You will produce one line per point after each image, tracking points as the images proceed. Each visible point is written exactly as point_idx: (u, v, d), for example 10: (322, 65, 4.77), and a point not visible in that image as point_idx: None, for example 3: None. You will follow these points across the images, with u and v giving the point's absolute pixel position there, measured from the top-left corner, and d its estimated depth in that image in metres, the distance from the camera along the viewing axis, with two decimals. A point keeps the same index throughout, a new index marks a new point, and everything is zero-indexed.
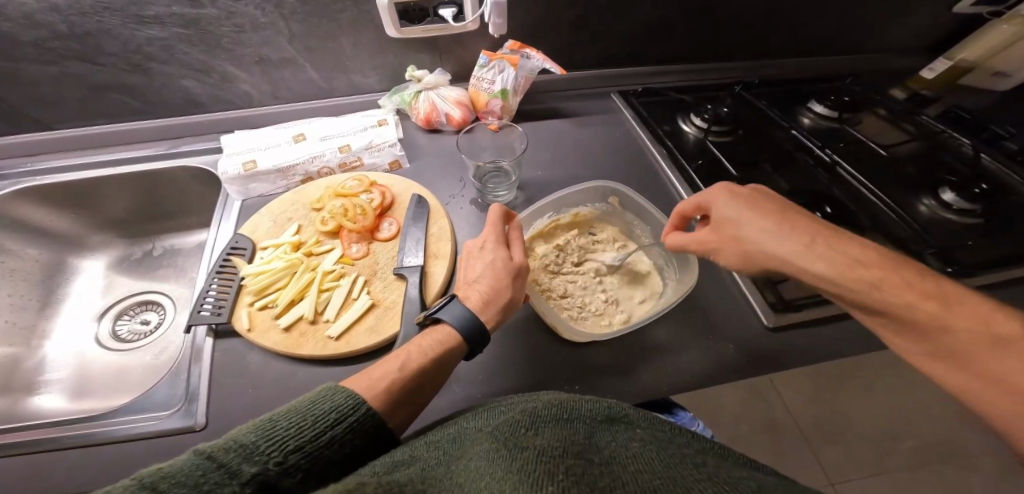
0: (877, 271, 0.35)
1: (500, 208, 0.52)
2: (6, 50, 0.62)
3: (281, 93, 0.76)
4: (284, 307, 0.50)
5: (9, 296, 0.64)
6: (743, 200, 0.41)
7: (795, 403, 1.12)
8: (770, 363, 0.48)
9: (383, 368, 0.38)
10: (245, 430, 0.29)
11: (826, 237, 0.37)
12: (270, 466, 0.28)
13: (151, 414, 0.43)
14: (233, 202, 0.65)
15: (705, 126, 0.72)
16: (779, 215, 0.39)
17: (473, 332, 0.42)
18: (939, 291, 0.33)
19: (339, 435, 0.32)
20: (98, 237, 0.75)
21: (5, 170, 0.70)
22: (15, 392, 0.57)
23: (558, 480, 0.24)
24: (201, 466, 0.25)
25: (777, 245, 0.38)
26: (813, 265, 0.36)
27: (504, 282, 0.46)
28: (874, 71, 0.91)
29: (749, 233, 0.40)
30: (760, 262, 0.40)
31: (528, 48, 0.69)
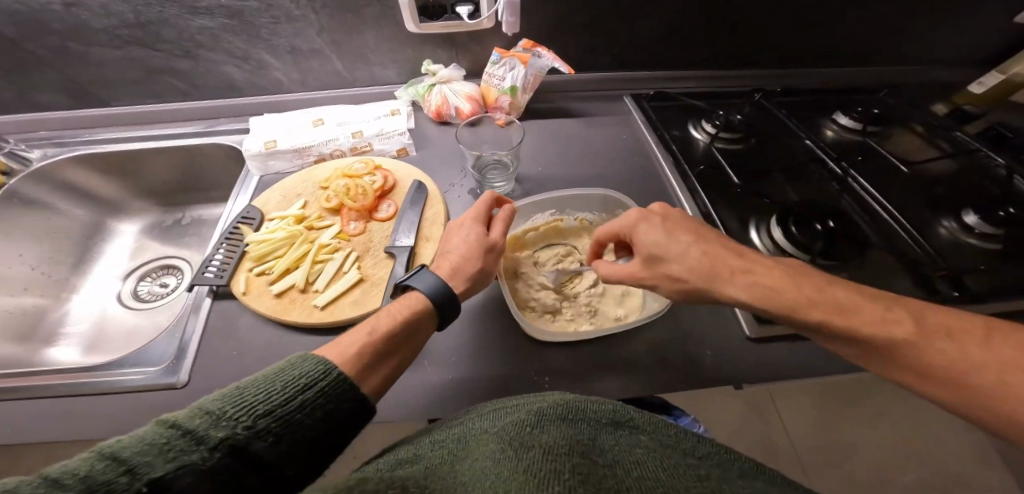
0: (795, 294, 0.37)
1: (493, 194, 0.54)
2: (80, 35, 0.70)
3: (309, 81, 0.81)
4: (279, 274, 0.53)
5: (48, 250, 0.72)
6: (660, 228, 0.43)
7: (797, 426, 1.06)
8: (746, 375, 0.47)
9: (353, 336, 0.40)
10: (213, 399, 0.30)
11: (740, 267, 0.39)
12: (239, 430, 0.29)
13: (142, 368, 0.47)
14: (252, 177, 0.69)
15: (713, 132, 0.71)
16: (697, 236, 0.42)
17: (442, 299, 0.44)
18: (844, 303, 0.35)
19: (310, 400, 0.33)
20: (136, 204, 0.83)
21: (68, 139, 0.78)
22: (33, 341, 0.64)
23: (564, 479, 0.25)
24: (165, 435, 0.26)
25: (704, 275, 0.40)
26: (734, 293, 0.39)
27: (476, 257, 0.48)
28: (914, 83, 0.86)
29: (680, 270, 0.41)
30: (696, 294, 0.41)
31: (540, 47, 0.71)
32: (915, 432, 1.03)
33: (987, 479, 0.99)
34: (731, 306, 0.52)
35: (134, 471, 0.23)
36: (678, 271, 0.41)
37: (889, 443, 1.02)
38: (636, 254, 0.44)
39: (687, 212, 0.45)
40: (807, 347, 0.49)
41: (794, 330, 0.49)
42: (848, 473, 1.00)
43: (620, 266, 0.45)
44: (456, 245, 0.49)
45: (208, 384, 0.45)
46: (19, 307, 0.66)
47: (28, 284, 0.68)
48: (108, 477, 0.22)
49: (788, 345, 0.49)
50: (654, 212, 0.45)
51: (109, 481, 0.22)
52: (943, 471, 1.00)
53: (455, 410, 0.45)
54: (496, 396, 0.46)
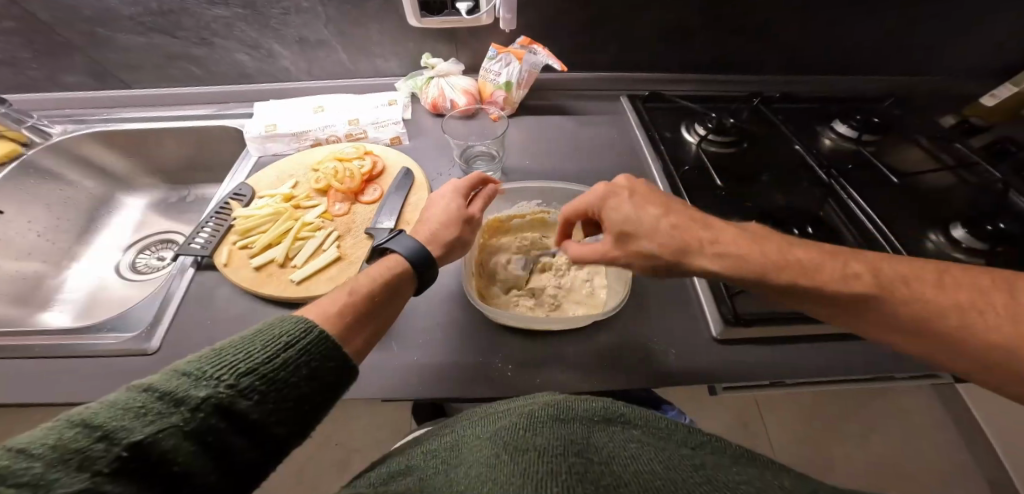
0: (765, 260, 0.37)
1: (479, 174, 0.55)
2: (106, 21, 0.73)
3: (314, 71, 0.84)
4: (260, 249, 0.55)
5: (55, 218, 0.76)
6: (628, 202, 0.41)
7: (779, 438, 1.04)
8: (709, 375, 0.46)
9: (333, 296, 0.39)
10: (192, 360, 0.29)
11: (709, 237, 0.38)
12: (221, 389, 0.27)
13: (118, 333, 0.49)
14: (251, 157, 0.72)
15: (704, 134, 0.70)
16: (664, 204, 0.41)
17: (418, 258, 0.46)
18: (809, 264, 0.36)
19: (294, 358, 0.31)
20: (145, 180, 0.87)
21: (86, 117, 0.82)
22: (29, 305, 0.68)
23: (561, 481, 0.25)
24: (140, 399, 0.25)
25: (675, 249, 0.38)
26: (709, 264, 0.37)
27: (455, 228, 0.50)
28: (924, 94, 0.83)
29: (650, 246, 0.39)
30: (669, 267, 0.39)
31: (536, 44, 0.72)
32: (893, 448, 1.04)
33: None
34: (701, 306, 0.52)
35: (110, 437, 0.23)
36: (648, 245, 0.39)
37: (869, 460, 1.02)
38: (608, 230, 0.42)
39: (647, 181, 0.44)
40: (774, 350, 0.48)
41: (760, 333, 0.48)
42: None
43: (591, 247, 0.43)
44: (434, 213, 0.51)
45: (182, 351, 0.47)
46: (21, 272, 0.70)
47: (32, 249, 0.72)
48: (81, 446, 0.22)
49: (752, 347, 0.48)
50: (624, 186, 0.43)
51: (84, 449, 0.22)
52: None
53: (413, 389, 0.45)
54: (456, 379, 0.46)
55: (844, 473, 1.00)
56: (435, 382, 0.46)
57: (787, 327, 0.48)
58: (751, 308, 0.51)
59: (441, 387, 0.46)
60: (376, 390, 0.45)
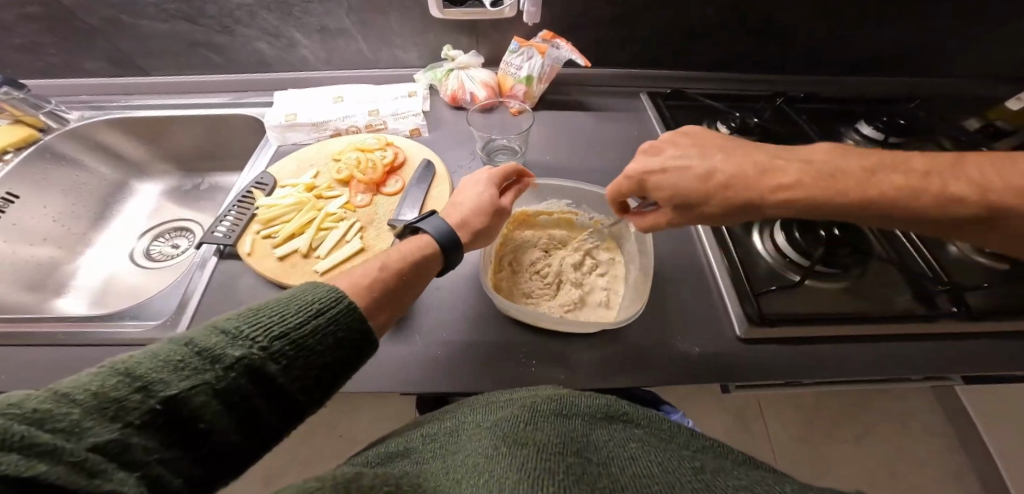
0: (838, 187, 0.37)
1: (515, 166, 0.55)
2: (131, 8, 0.73)
3: (333, 61, 0.83)
4: (284, 239, 0.55)
5: (71, 204, 0.76)
6: (672, 159, 0.43)
7: (783, 439, 1.05)
8: (731, 373, 0.47)
9: (364, 270, 0.40)
10: (230, 318, 0.29)
11: (774, 182, 0.38)
12: (254, 350, 0.27)
13: (142, 321, 0.50)
14: (272, 146, 0.72)
15: (727, 134, 0.70)
16: (709, 151, 0.42)
17: (449, 242, 0.46)
18: (894, 192, 0.35)
19: (324, 326, 0.31)
20: (160, 168, 0.87)
21: (104, 103, 0.82)
22: (44, 292, 0.68)
23: (558, 479, 0.25)
24: (180, 352, 0.25)
25: (733, 201, 0.39)
26: (775, 212, 0.39)
27: (487, 215, 0.50)
28: (948, 96, 0.83)
29: (720, 173, 0.40)
30: (743, 196, 0.39)
31: (559, 38, 0.72)
32: (895, 451, 1.04)
33: None
34: (724, 305, 0.52)
35: (148, 389, 0.23)
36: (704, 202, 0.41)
37: (869, 462, 1.02)
38: (662, 202, 0.44)
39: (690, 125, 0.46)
40: (798, 351, 0.48)
41: (783, 333, 0.48)
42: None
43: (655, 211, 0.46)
44: (467, 198, 0.51)
45: None
46: (36, 257, 0.70)
47: (46, 235, 0.72)
48: (120, 395, 0.22)
49: (775, 347, 0.49)
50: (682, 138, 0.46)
51: (122, 399, 0.22)
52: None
53: (438, 381, 0.46)
54: (481, 372, 0.46)
55: (842, 474, 1.01)
56: (460, 376, 0.46)
57: (810, 328, 0.49)
58: (777, 309, 0.51)
59: (465, 380, 0.46)
60: (401, 382, 0.45)
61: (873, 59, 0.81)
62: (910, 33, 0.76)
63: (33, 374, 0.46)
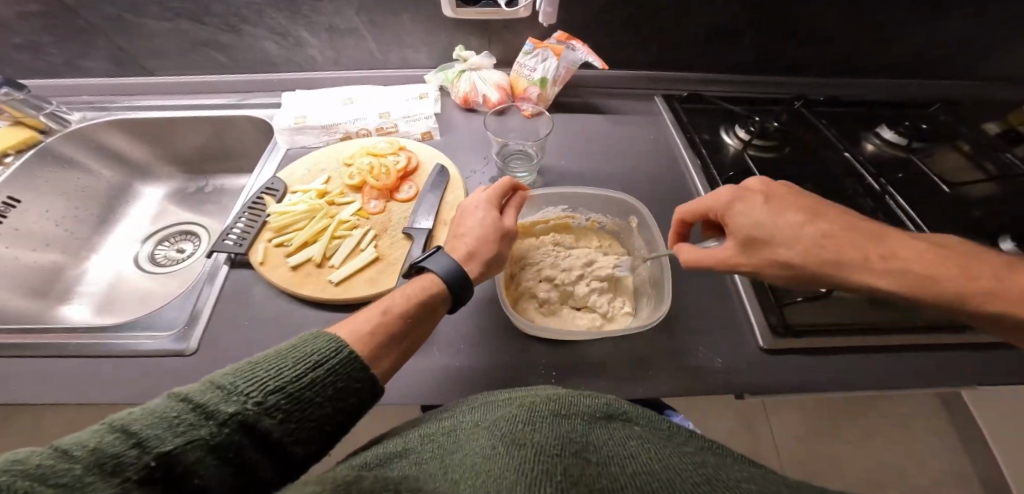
0: (930, 268, 0.36)
1: (509, 180, 0.52)
2: (135, 6, 0.71)
3: (341, 61, 0.81)
4: (297, 247, 0.54)
5: (73, 208, 0.74)
6: (766, 205, 0.40)
7: (789, 444, 1.04)
8: (756, 384, 0.46)
9: (366, 315, 0.38)
10: (227, 372, 0.28)
11: (872, 251, 0.37)
12: (248, 405, 0.27)
13: (154, 332, 0.48)
14: (280, 149, 0.70)
15: (747, 139, 0.69)
16: (807, 210, 0.39)
17: (458, 280, 0.43)
18: (1009, 290, 0.34)
19: (322, 377, 0.30)
20: (165, 170, 0.85)
21: (106, 104, 0.80)
22: (48, 298, 0.66)
23: (555, 481, 0.22)
24: (176, 409, 0.25)
25: (829, 262, 0.37)
26: (879, 280, 0.36)
27: (490, 242, 0.47)
28: (965, 101, 0.82)
29: (790, 253, 0.38)
30: (813, 279, 0.38)
31: (575, 40, 0.70)
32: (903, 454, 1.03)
33: None
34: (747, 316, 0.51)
35: (142, 444, 0.22)
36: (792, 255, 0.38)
37: (874, 465, 1.02)
38: (747, 249, 0.40)
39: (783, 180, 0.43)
40: (824, 363, 0.48)
41: (810, 345, 0.48)
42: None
43: (710, 250, 0.42)
44: (471, 227, 0.48)
45: (220, 351, 0.47)
46: (39, 262, 0.68)
47: (50, 240, 0.71)
48: (116, 451, 0.21)
49: (802, 357, 0.48)
50: (755, 189, 0.42)
51: (117, 455, 0.21)
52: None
53: (460, 393, 0.45)
54: (504, 386, 0.45)
55: (848, 478, 1.01)
56: (482, 389, 0.45)
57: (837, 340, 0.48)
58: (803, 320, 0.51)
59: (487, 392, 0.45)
60: (422, 396, 0.44)
61: (891, 62, 0.79)
62: (931, 36, 0.75)
63: (41, 388, 0.44)
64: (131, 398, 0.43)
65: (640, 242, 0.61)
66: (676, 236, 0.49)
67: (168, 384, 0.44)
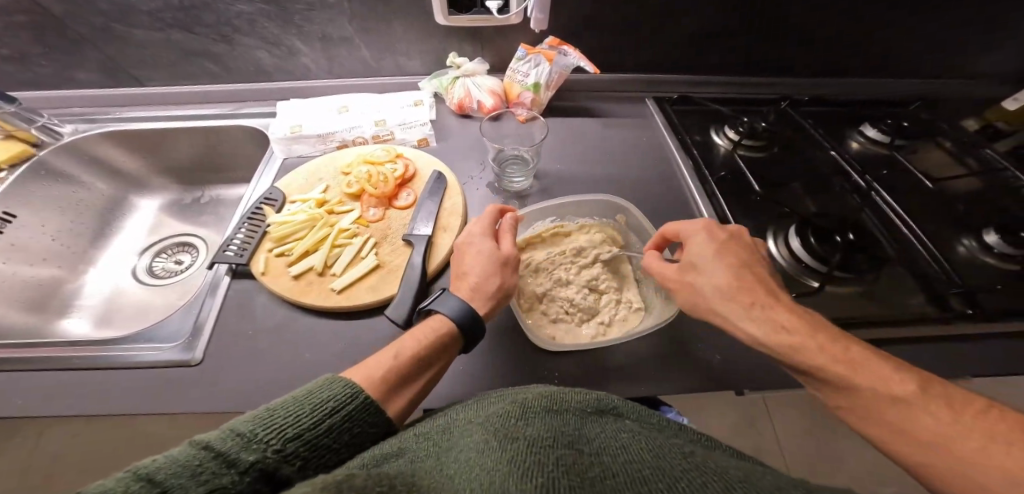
0: (800, 336, 0.37)
1: (494, 207, 0.54)
2: (125, 16, 0.70)
3: (335, 68, 0.81)
4: (298, 256, 0.55)
5: (69, 221, 0.74)
6: (716, 246, 0.43)
7: (791, 439, 1.06)
8: (752, 378, 0.48)
9: (379, 359, 0.39)
10: (244, 420, 0.29)
11: (762, 302, 0.39)
12: (269, 453, 0.27)
13: (158, 344, 0.49)
14: (276, 159, 0.70)
15: (737, 139, 0.71)
16: (738, 259, 0.43)
17: (467, 315, 0.44)
18: (858, 367, 0.34)
19: (337, 424, 0.32)
20: (159, 181, 0.85)
21: (97, 115, 0.79)
22: (48, 312, 0.66)
23: (547, 471, 0.23)
24: (197, 457, 0.24)
25: (718, 296, 0.41)
26: (746, 322, 0.39)
27: (492, 273, 0.47)
28: (945, 98, 0.85)
29: (703, 284, 0.42)
30: (706, 313, 0.42)
31: (566, 45, 0.71)
32: None
33: None
34: None
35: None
36: (703, 285, 0.42)
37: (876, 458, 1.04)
38: (667, 279, 0.44)
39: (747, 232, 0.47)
40: None
41: None
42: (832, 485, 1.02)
43: (663, 265, 0.46)
44: (472, 266, 0.48)
45: (225, 362, 0.47)
46: (37, 277, 0.68)
47: (46, 254, 0.70)
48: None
49: None
50: (720, 230, 0.45)
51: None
52: None
53: (466, 395, 0.46)
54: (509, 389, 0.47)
55: (849, 470, 1.03)
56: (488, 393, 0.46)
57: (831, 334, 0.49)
58: None
59: None
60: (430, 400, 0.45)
61: (872, 61, 0.82)
62: (910, 36, 0.78)
63: (46, 404, 0.44)
64: (139, 411, 0.44)
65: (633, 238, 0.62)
66: (653, 248, 0.50)
67: (176, 395, 0.44)
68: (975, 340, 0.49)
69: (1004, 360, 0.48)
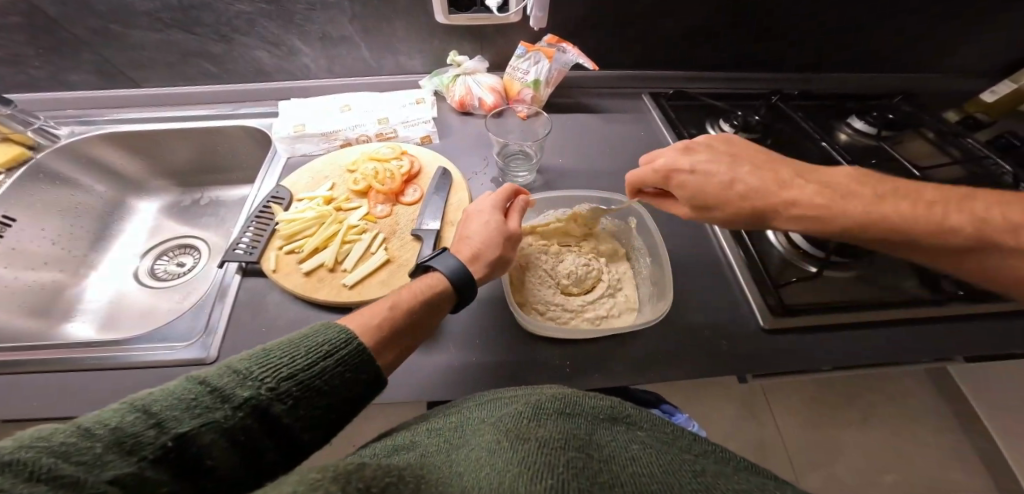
0: (848, 218, 0.41)
1: (511, 186, 0.55)
2: (123, 17, 0.70)
3: (334, 68, 0.82)
4: (308, 253, 0.56)
5: (68, 225, 0.73)
6: (708, 161, 0.45)
7: (791, 427, 1.09)
8: (756, 361, 0.50)
9: (375, 307, 0.40)
10: (243, 358, 0.30)
11: (784, 195, 0.43)
12: (261, 391, 0.28)
13: (171, 343, 0.49)
14: (280, 158, 0.71)
15: (732, 132, 0.73)
16: (738, 161, 0.45)
17: (467, 282, 0.45)
18: (902, 217, 0.39)
19: (330, 367, 0.32)
20: (157, 183, 0.84)
21: (93, 117, 0.78)
22: (52, 317, 0.66)
23: (557, 473, 0.23)
24: (194, 391, 0.26)
25: (752, 207, 0.43)
26: (788, 224, 0.43)
27: (495, 240, 0.49)
28: (925, 92, 0.89)
29: (724, 180, 0.44)
30: (744, 220, 0.45)
31: (565, 42, 0.72)
32: (897, 431, 1.09)
33: (958, 472, 1.06)
34: (745, 298, 0.55)
35: (161, 425, 0.24)
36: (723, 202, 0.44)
37: (873, 444, 1.07)
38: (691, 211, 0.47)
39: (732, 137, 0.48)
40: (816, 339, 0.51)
41: (807, 323, 0.51)
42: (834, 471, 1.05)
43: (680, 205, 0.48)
44: (476, 231, 0.49)
45: None
46: (39, 281, 0.67)
47: (47, 257, 0.70)
48: (136, 430, 0.23)
49: (798, 336, 0.52)
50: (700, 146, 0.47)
51: (137, 433, 0.23)
52: (922, 470, 1.05)
53: (482, 385, 0.47)
54: (524, 376, 0.48)
55: (847, 456, 1.06)
56: (503, 380, 0.47)
57: (830, 317, 0.52)
58: (799, 301, 0.54)
59: (509, 383, 0.47)
60: (447, 390, 0.47)
61: (859, 55, 0.85)
62: (893, 32, 0.81)
63: (61, 405, 0.44)
64: None
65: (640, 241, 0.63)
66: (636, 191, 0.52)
67: None
68: (962, 320, 0.52)
69: (989, 338, 0.51)
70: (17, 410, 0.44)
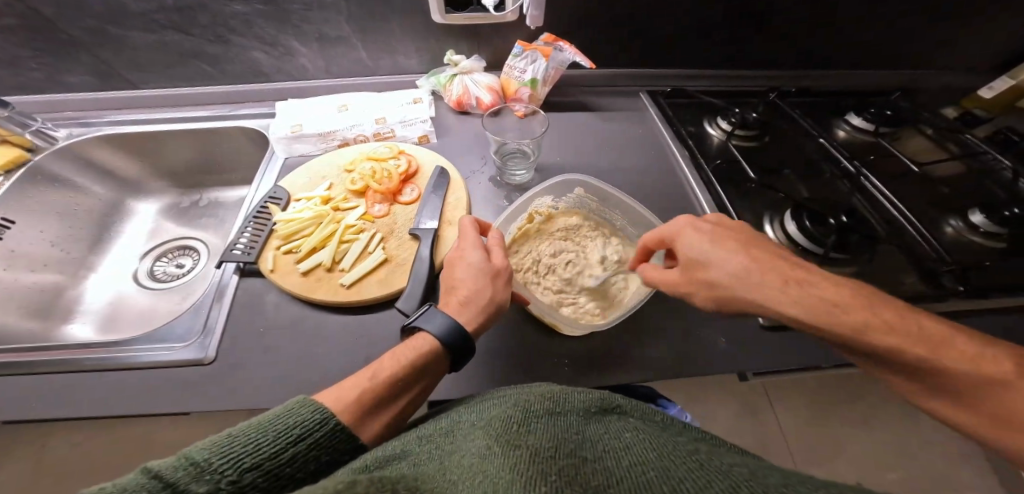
0: (856, 313, 0.35)
1: (471, 220, 0.52)
2: (119, 18, 0.70)
3: (332, 69, 0.82)
4: (306, 253, 0.56)
5: (67, 227, 0.73)
6: (708, 236, 0.42)
7: (792, 424, 1.09)
8: (756, 358, 0.50)
9: (355, 378, 0.38)
10: (200, 446, 0.27)
11: (795, 278, 0.37)
12: (222, 484, 0.26)
13: (170, 344, 0.49)
14: (278, 158, 0.71)
15: (729, 129, 0.73)
16: (744, 246, 0.40)
17: (456, 338, 0.42)
18: (925, 334, 0.34)
19: (302, 452, 0.30)
20: (156, 184, 0.84)
21: (90, 119, 0.79)
22: (52, 318, 0.66)
23: (549, 480, 0.23)
24: (146, 488, 0.23)
25: (744, 280, 0.38)
26: (787, 304, 0.36)
27: (483, 284, 0.46)
28: (922, 89, 0.90)
29: (718, 275, 0.39)
30: (732, 302, 0.39)
31: (562, 41, 0.72)
32: (901, 431, 1.08)
33: (962, 470, 1.05)
34: None
35: None
36: (720, 272, 0.39)
37: (875, 441, 1.07)
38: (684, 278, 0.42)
39: (745, 225, 0.44)
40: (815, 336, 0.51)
41: None
42: (835, 469, 1.05)
43: (666, 272, 0.45)
44: (461, 279, 0.46)
45: (239, 360, 0.47)
46: (40, 284, 0.67)
47: (46, 260, 0.69)
48: None
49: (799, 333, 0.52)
50: (705, 221, 0.45)
51: None
52: (926, 467, 1.05)
53: (481, 383, 0.47)
54: (524, 374, 0.48)
55: (850, 453, 1.06)
56: (503, 378, 0.48)
57: None
58: None
59: (508, 382, 0.47)
60: (446, 388, 0.47)
61: (856, 52, 0.85)
62: (891, 28, 0.81)
63: (59, 407, 0.44)
64: (159, 409, 0.44)
65: (615, 213, 0.63)
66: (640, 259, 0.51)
67: (193, 392, 0.45)
68: (963, 315, 0.52)
69: (990, 332, 0.51)
70: (17, 412, 0.44)
